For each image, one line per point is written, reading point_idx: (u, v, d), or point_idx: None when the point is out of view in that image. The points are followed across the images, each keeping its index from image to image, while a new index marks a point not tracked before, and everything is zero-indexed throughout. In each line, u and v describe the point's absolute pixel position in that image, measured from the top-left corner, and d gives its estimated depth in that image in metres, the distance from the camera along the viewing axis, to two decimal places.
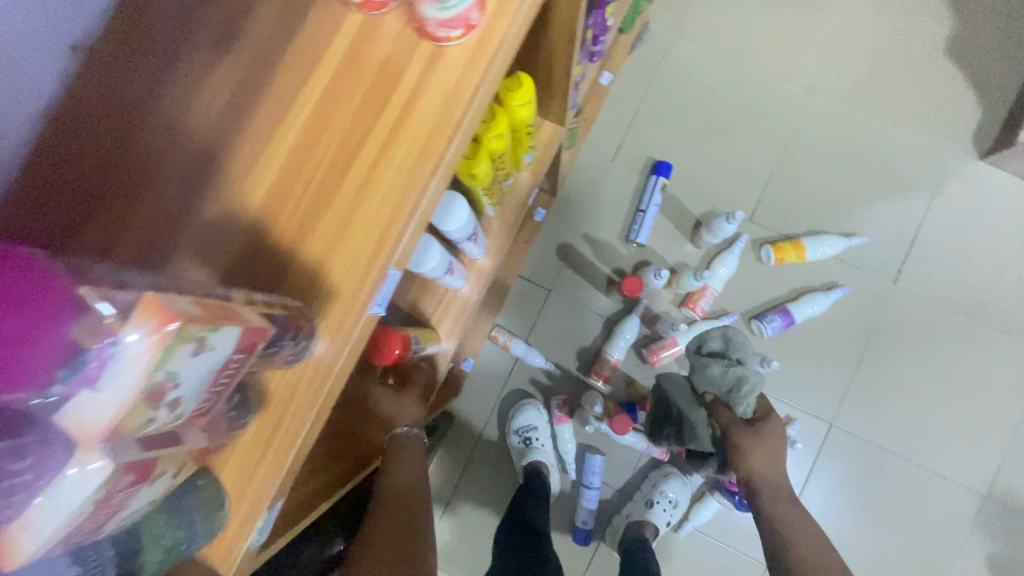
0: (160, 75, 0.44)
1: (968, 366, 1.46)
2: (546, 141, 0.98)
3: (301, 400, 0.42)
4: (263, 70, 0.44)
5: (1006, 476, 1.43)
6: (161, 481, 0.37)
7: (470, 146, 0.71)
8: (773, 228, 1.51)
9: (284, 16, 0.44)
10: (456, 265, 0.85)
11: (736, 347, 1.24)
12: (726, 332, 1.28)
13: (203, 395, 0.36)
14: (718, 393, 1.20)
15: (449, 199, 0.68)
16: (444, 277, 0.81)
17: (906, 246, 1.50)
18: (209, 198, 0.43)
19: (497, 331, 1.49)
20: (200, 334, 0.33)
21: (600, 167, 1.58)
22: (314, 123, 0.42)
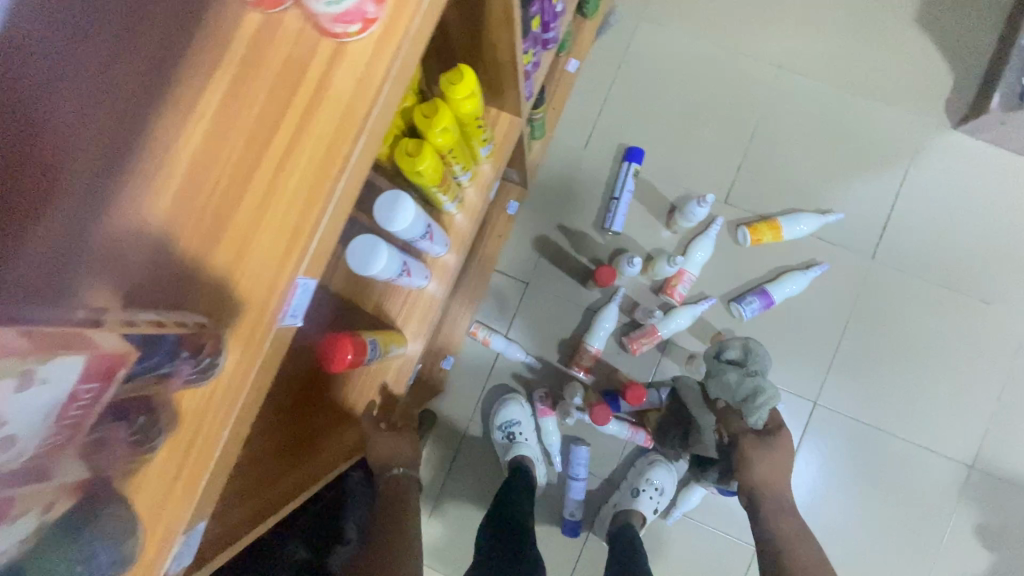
0: (50, 72, 0.38)
1: (949, 337, 1.46)
2: (504, 132, 0.96)
3: (211, 419, 0.38)
4: (160, 70, 0.40)
5: (990, 445, 1.43)
6: (24, 523, 0.30)
7: (414, 143, 0.70)
8: (749, 209, 1.50)
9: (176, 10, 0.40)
10: (414, 265, 0.84)
11: (756, 360, 1.26)
12: (747, 342, 1.29)
13: (49, 431, 0.30)
14: (732, 402, 1.24)
15: (394, 197, 0.68)
16: (400, 277, 0.79)
17: (882, 220, 1.49)
18: (113, 218, 0.39)
19: (476, 327, 1.48)
20: (27, 367, 0.27)
21: (572, 156, 1.56)
22: (215, 128, 0.39)
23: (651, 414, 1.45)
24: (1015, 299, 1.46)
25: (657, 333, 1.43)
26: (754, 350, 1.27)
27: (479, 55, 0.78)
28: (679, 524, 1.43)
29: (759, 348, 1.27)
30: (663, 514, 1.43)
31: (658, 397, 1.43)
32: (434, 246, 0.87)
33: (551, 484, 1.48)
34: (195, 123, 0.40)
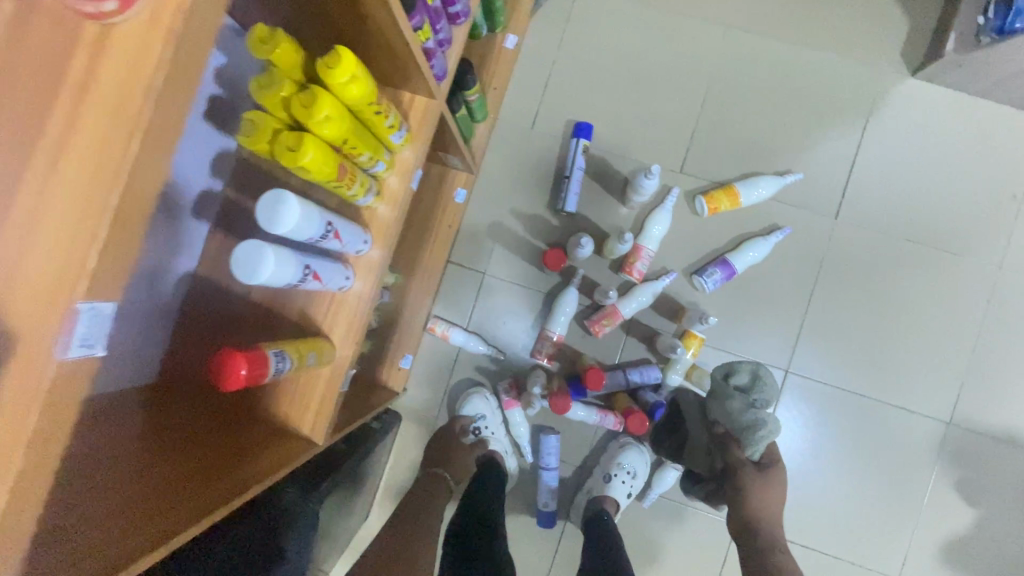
0: None
1: (919, 292, 1.42)
2: (422, 115, 0.91)
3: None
4: None
5: (967, 398, 1.40)
6: None
7: (295, 134, 0.64)
8: (705, 177, 1.45)
9: None
10: (324, 267, 0.78)
11: (765, 389, 1.18)
12: (762, 369, 1.20)
13: None
14: (731, 431, 1.18)
15: (276, 196, 0.62)
16: (306, 282, 0.74)
17: (845, 177, 1.43)
18: None
19: (434, 322, 1.44)
20: None
21: (520, 137, 1.50)
22: None
23: (619, 395, 1.41)
24: (984, 248, 1.41)
25: (618, 314, 1.38)
26: (763, 378, 1.19)
27: (369, 33, 0.72)
28: (656, 506, 1.40)
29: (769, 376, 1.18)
30: (639, 498, 1.40)
31: (624, 378, 1.39)
32: (347, 245, 0.81)
33: (524, 476, 1.45)
34: None
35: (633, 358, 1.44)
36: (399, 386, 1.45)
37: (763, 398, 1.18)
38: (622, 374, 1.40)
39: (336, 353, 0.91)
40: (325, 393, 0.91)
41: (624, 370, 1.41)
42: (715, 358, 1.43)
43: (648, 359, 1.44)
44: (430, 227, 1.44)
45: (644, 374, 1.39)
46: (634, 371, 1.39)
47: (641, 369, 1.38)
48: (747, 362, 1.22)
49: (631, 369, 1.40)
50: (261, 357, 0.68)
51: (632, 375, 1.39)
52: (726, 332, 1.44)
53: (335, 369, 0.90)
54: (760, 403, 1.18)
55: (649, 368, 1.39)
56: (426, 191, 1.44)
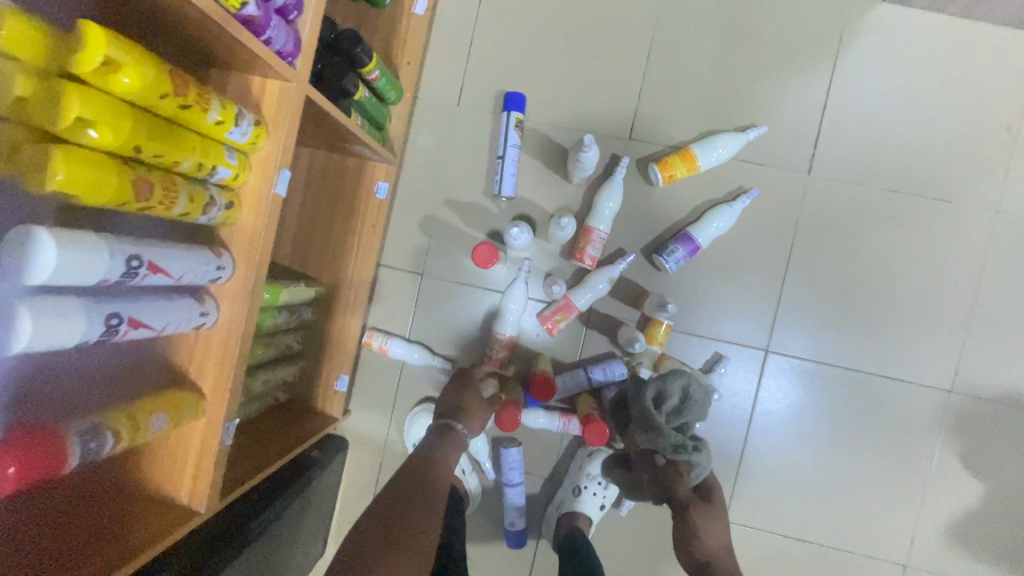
0: None
1: (909, 248, 1.26)
2: (277, 103, 0.74)
3: None
4: None
5: (969, 362, 1.25)
6: None
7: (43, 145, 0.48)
8: (658, 141, 1.27)
9: None
10: (147, 309, 0.62)
11: (699, 406, 1.03)
12: (692, 382, 1.04)
13: None
14: (667, 465, 1.04)
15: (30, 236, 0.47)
16: (114, 334, 0.58)
17: (815, 126, 1.26)
18: None
19: (370, 335, 1.29)
20: None
21: (446, 117, 1.32)
22: None
23: (581, 397, 1.26)
24: (979, 192, 1.25)
25: (572, 307, 1.22)
26: (693, 399, 1.03)
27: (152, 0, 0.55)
28: (635, 513, 1.27)
29: (701, 394, 1.03)
30: (615, 506, 1.27)
31: (585, 377, 1.25)
32: (182, 280, 0.65)
33: (487, 493, 1.32)
34: None
35: (595, 354, 1.29)
36: (339, 411, 1.30)
37: (695, 416, 1.03)
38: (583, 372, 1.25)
39: (205, 402, 0.75)
40: (203, 450, 0.75)
41: (584, 369, 1.26)
42: (685, 343, 1.28)
43: (610, 352, 1.29)
44: (353, 229, 1.28)
45: (608, 371, 1.23)
46: (595, 369, 1.24)
47: (603, 365, 1.24)
48: (677, 380, 1.03)
49: (592, 366, 1.25)
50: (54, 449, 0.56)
51: (593, 374, 1.24)
52: (695, 314, 1.28)
53: (209, 420, 0.75)
54: (691, 421, 1.05)
55: (611, 363, 1.24)
56: (343, 189, 1.26)
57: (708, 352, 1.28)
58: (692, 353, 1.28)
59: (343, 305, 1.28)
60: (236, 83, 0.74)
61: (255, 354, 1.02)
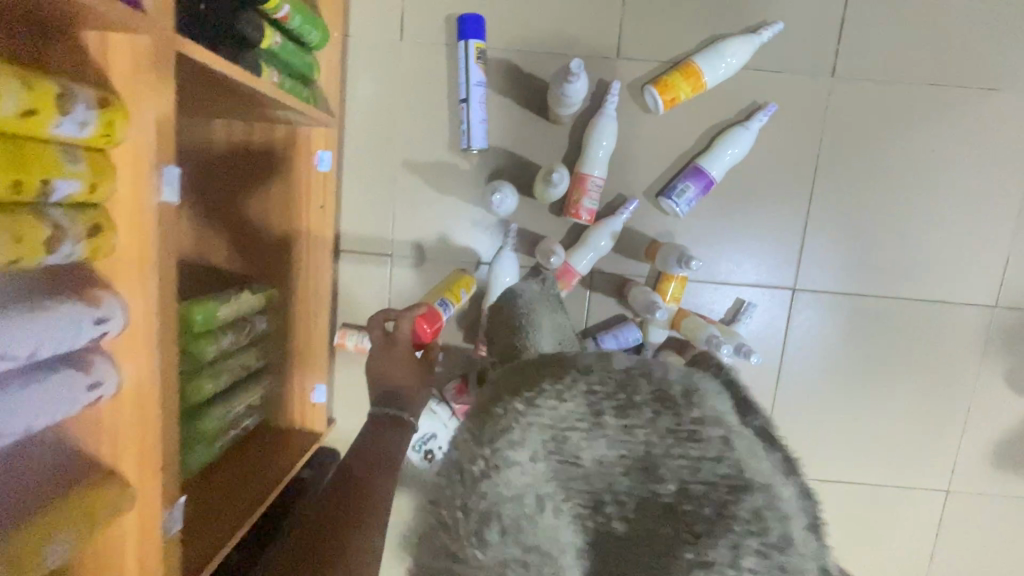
0: None
1: (949, 152, 1.08)
2: (135, 70, 0.50)
3: None
4: None
5: (1016, 272, 1.12)
6: None
7: None
8: (653, 56, 1.04)
9: None
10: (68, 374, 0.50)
11: (780, 501, 0.44)
12: (720, 425, 0.46)
13: None
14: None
15: None
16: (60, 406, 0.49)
17: (837, 16, 1.04)
18: None
19: (341, 335, 1.09)
20: None
21: (388, 58, 1.06)
22: None
23: (543, 546, 0.46)
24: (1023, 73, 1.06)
25: (573, 273, 1.04)
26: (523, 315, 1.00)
27: None
28: None
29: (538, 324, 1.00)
30: None
31: (589, 497, 0.47)
32: (36, 356, 0.47)
33: None
34: None
35: (558, 359, 0.52)
36: (324, 424, 1.13)
37: (750, 486, 0.44)
38: (573, 465, 0.47)
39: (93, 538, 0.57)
40: (146, 567, 0.59)
41: (566, 443, 0.47)
42: (701, 293, 1.13)
43: (615, 354, 0.51)
44: (297, 210, 1.04)
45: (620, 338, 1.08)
46: (632, 495, 0.46)
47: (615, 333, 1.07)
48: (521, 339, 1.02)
49: (610, 466, 0.46)
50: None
51: (609, 510, 0.46)
52: (711, 260, 1.12)
53: (145, 531, 0.58)
54: (763, 535, 0.42)
55: (679, 446, 0.45)
56: (276, 164, 1.01)
57: (729, 301, 1.13)
58: (710, 303, 1.13)
59: (303, 304, 1.08)
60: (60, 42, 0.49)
61: (199, 392, 0.83)
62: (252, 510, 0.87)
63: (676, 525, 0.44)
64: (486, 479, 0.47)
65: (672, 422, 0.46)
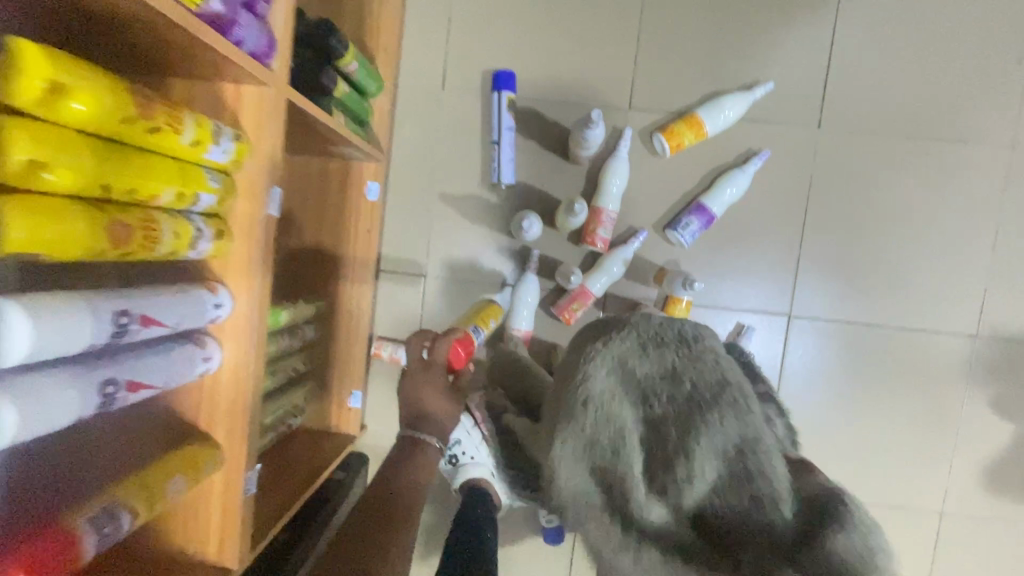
0: None
1: (926, 196, 1.21)
2: (257, 111, 0.64)
3: None
4: None
5: (995, 305, 1.22)
6: None
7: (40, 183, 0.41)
8: (661, 107, 1.20)
9: None
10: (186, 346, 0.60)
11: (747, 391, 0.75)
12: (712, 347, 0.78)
13: None
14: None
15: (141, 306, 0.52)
16: (182, 373, 0.59)
17: (821, 77, 1.20)
18: None
19: (378, 346, 1.21)
20: None
21: (431, 104, 1.23)
22: None
23: (615, 431, 0.73)
24: (990, 129, 1.20)
25: (589, 294, 1.16)
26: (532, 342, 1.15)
27: (123, 18, 0.48)
28: None
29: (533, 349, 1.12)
30: None
31: (642, 399, 0.74)
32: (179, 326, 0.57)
33: None
34: None
35: (615, 321, 0.80)
36: (357, 429, 1.23)
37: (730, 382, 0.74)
38: (633, 378, 0.74)
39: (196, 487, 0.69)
40: (227, 528, 0.69)
41: (627, 363, 0.75)
42: (705, 317, 1.24)
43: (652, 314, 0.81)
44: (346, 233, 1.18)
45: None
46: (668, 394, 0.73)
47: None
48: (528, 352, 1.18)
49: (655, 377, 0.74)
50: (67, 551, 0.49)
51: (654, 403, 0.74)
52: (714, 287, 1.24)
53: (228, 487, 0.69)
54: (737, 411, 0.73)
55: (689, 358, 0.75)
56: (331, 193, 1.16)
57: (730, 325, 1.24)
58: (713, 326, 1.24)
59: (346, 317, 1.20)
60: (204, 89, 0.63)
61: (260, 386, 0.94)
62: (299, 494, 0.96)
63: (692, 406, 0.73)
64: (578, 387, 0.75)
65: (684, 347, 0.76)
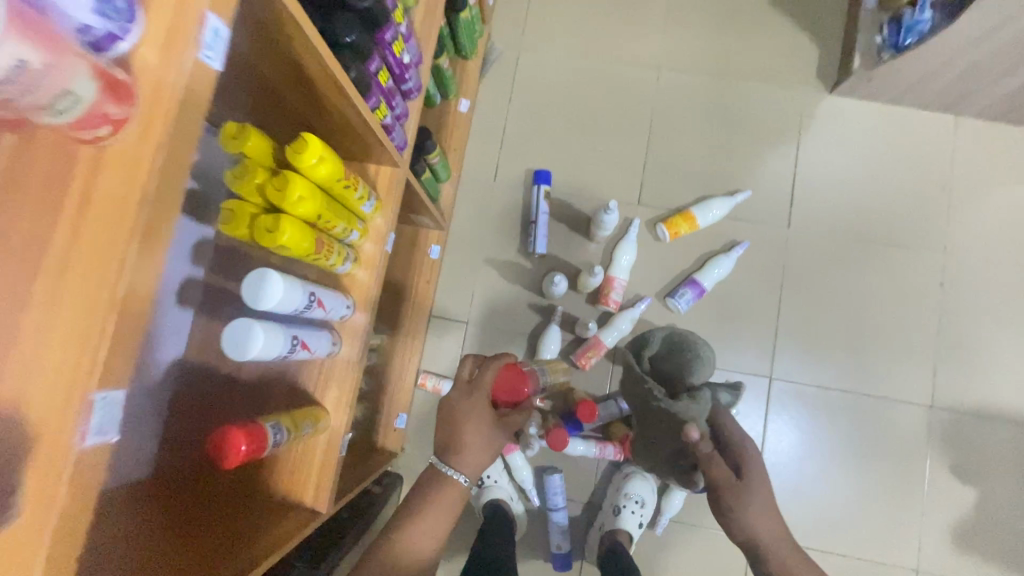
0: None
1: (879, 287, 1.49)
2: (388, 184, 0.97)
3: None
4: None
5: (946, 382, 1.44)
6: None
7: (299, 209, 0.71)
8: (662, 204, 1.54)
9: (16, 157, 0.38)
10: (321, 334, 0.85)
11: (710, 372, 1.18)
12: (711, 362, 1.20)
13: None
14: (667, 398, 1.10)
15: (326, 293, 0.82)
16: (322, 349, 0.86)
17: (789, 191, 1.54)
18: None
19: (424, 377, 1.45)
20: None
21: (484, 191, 1.58)
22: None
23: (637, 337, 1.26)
24: (927, 237, 1.50)
25: (601, 345, 1.41)
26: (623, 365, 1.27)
27: (341, 127, 0.81)
28: (669, 531, 1.39)
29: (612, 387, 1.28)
30: (652, 526, 1.39)
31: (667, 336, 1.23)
32: (329, 315, 0.85)
33: (533, 519, 1.42)
34: None
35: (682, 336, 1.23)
36: (396, 446, 1.45)
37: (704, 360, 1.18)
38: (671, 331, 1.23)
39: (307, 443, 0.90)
40: (323, 476, 0.90)
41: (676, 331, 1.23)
42: None
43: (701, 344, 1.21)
44: (410, 283, 1.48)
45: None
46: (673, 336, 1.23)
47: None
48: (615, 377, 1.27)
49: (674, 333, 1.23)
50: (262, 432, 0.70)
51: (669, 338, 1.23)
52: None
53: (329, 445, 0.91)
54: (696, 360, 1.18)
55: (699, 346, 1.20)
56: (402, 250, 1.48)
57: (719, 382, 1.47)
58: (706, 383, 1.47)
59: (401, 351, 1.46)
60: (356, 168, 0.96)
61: None
62: (360, 481, 1.14)
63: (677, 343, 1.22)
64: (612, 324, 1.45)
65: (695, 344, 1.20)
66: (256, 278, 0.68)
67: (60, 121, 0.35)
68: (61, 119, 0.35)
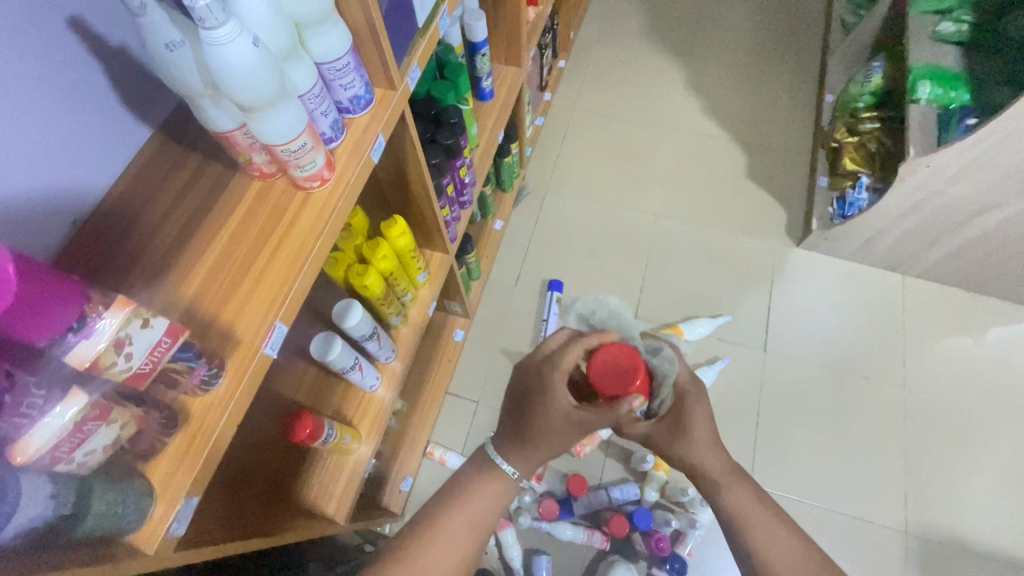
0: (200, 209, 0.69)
1: (846, 412, 1.67)
2: (437, 266, 1.27)
3: (206, 427, 0.56)
4: (247, 208, 0.69)
5: (916, 508, 1.54)
6: (113, 430, 0.47)
7: (381, 261, 1.00)
8: (656, 319, 1.82)
9: (261, 192, 0.70)
10: (368, 365, 1.06)
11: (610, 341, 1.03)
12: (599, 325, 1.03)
13: (69, 428, 0.43)
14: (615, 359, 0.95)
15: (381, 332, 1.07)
16: (366, 377, 1.07)
17: (764, 321, 1.81)
18: (183, 269, 0.65)
19: (432, 446, 1.63)
20: (144, 317, 0.48)
21: (506, 293, 1.88)
22: (236, 233, 0.67)
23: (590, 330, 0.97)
24: (887, 372, 1.72)
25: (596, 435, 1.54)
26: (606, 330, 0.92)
27: (415, 218, 1.14)
28: None
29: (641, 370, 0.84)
30: None
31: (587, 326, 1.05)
32: (377, 352, 1.09)
33: None
34: (227, 223, 0.68)
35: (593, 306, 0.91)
36: (399, 510, 1.53)
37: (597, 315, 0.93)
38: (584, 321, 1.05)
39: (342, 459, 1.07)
40: (348, 489, 1.04)
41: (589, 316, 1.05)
42: None
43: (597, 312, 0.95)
44: (433, 360, 1.70)
45: (624, 490, 1.50)
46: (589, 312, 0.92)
47: (621, 486, 1.50)
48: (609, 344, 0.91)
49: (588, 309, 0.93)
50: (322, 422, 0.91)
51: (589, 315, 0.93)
52: None
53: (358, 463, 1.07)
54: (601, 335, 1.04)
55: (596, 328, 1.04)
56: (431, 333, 1.75)
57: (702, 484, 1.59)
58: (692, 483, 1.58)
59: (415, 420, 1.62)
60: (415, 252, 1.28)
61: None
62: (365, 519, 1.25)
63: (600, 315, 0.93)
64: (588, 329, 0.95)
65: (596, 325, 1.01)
66: (342, 307, 0.95)
67: (300, 174, 0.65)
68: (302, 174, 0.65)
